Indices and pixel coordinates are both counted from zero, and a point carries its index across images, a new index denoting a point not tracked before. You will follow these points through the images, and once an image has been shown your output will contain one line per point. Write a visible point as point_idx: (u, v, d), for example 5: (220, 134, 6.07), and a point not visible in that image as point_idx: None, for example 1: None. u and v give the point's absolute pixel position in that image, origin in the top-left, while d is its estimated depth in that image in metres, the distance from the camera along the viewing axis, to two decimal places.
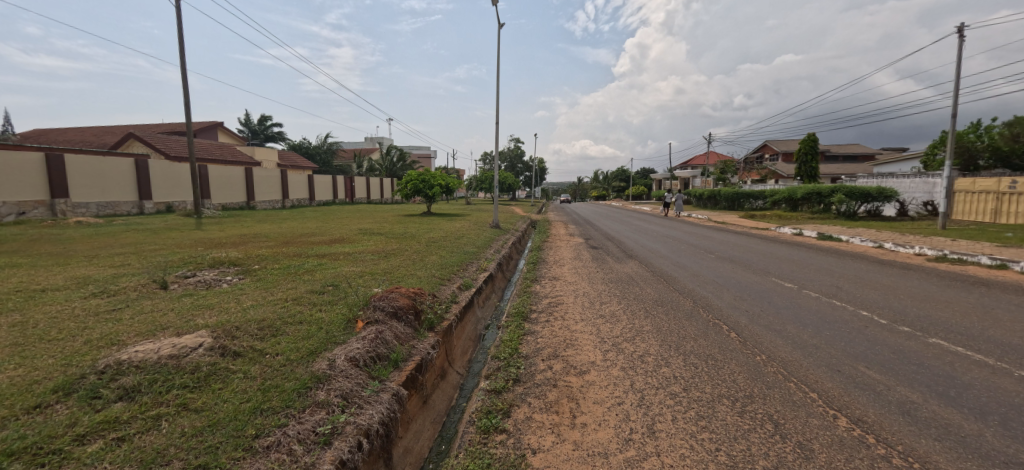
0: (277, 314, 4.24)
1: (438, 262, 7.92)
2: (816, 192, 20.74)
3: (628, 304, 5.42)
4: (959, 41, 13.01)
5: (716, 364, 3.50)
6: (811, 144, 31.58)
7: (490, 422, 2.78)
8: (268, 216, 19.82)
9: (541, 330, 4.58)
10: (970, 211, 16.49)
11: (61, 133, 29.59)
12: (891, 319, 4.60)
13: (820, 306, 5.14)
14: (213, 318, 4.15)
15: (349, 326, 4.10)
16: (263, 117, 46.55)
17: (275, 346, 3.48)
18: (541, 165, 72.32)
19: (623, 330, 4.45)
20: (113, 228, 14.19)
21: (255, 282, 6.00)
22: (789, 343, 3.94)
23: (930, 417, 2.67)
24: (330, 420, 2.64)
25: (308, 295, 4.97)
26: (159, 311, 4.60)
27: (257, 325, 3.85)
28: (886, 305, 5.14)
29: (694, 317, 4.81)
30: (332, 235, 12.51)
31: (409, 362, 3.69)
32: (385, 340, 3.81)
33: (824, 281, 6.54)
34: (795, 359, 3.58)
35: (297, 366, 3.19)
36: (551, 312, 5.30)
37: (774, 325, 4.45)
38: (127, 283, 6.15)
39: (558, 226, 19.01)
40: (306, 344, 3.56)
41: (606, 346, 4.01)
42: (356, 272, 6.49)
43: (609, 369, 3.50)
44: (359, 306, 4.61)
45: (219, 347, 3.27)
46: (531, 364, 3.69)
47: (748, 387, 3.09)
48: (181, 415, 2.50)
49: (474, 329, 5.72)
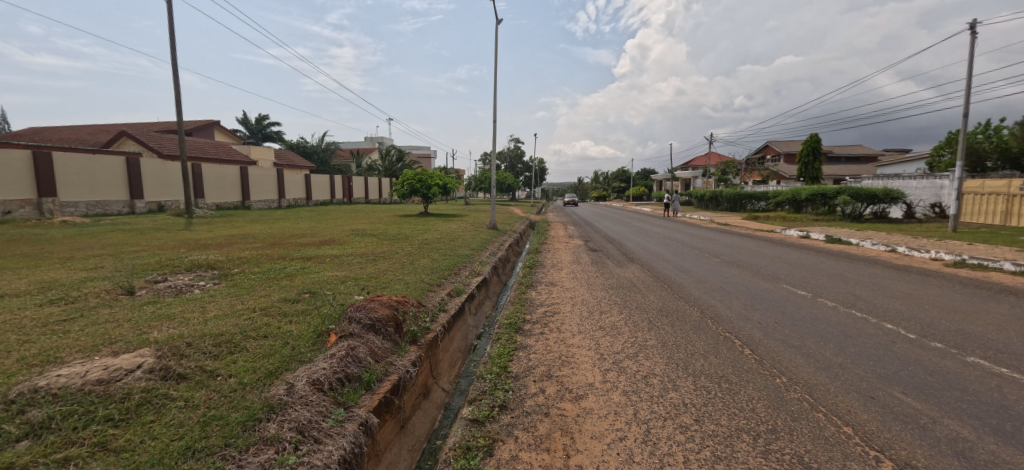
0: (240, 326, 3.80)
1: (429, 266, 7.50)
2: (821, 193, 20.30)
3: (630, 314, 5.00)
4: (972, 38, 12.62)
5: (731, 389, 3.08)
6: (814, 145, 31.16)
7: (468, 464, 2.35)
8: (261, 216, 19.36)
9: (535, 345, 4.14)
10: (979, 213, 16.10)
11: (54, 131, 29.14)
12: (920, 333, 4.17)
13: (838, 318, 4.71)
14: (169, 331, 3.73)
15: (320, 340, 3.67)
16: (260, 116, 46.08)
17: (229, 367, 3.06)
18: (541, 165, 72.24)
19: (625, 345, 4.03)
20: (98, 227, 13.75)
21: (229, 288, 5.56)
22: (811, 363, 3.51)
23: (989, 460, 2.25)
24: (278, 462, 2.20)
25: (279, 304, 4.54)
26: (113, 322, 4.16)
27: (213, 341, 3.41)
28: (909, 317, 4.72)
29: (702, 329, 4.40)
30: (324, 236, 12.09)
31: (384, 383, 3.26)
32: (358, 358, 3.36)
33: (839, 289, 6.10)
34: (822, 382, 3.16)
35: (249, 392, 2.77)
36: (546, 322, 4.87)
37: (793, 341, 4.02)
38: (92, 289, 5.71)
39: (557, 228, 18.56)
40: (265, 364, 3.13)
41: (606, 364, 3.59)
42: (339, 278, 6.06)
43: (609, 394, 3.08)
44: (335, 317, 4.17)
45: (161, 369, 2.84)
46: (521, 386, 3.26)
47: (769, 419, 2.67)
48: (94, 458, 2.07)
49: (463, 340, 5.31)
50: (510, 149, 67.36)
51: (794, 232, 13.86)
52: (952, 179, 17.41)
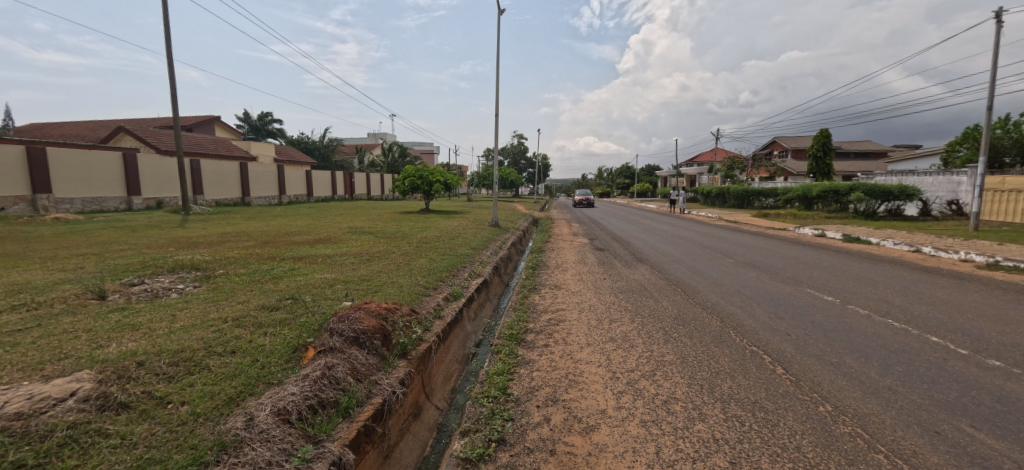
0: (204, 340, 3.37)
1: (425, 267, 7.06)
2: (834, 190, 19.68)
3: (643, 324, 4.53)
4: (998, 26, 12.00)
5: (768, 420, 2.62)
6: (825, 140, 30.41)
7: None
8: (259, 213, 19.02)
9: (539, 360, 3.70)
10: (1000, 211, 15.49)
11: (54, 128, 28.96)
12: (973, 349, 3.69)
13: (875, 329, 4.24)
14: (128, 345, 3.34)
15: (296, 356, 3.24)
16: (261, 112, 45.71)
17: (184, 392, 2.64)
18: (541, 162, 70.30)
19: (639, 361, 3.57)
20: (91, 225, 13.41)
21: (208, 292, 5.13)
22: (855, 386, 3.05)
23: None
24: None
25: (256, 313, 4.09)
26: (70, 333, 3.74)
27: (170, 360, 2.99)
28: (954, 328, 4.26)
29: (725, 342, 3.93)
30: (320, 234, 11.69)
31: (365, 408, 2.84)
32: (335, 379, 2.92)
33: (869, 294, 5.63)
34: (874, 412, 2.70)
35: (202, 425, 2.36)
36: (551, 332, 4.41)
37: (831, 358, 3.54)
38: (61, 293, 5.33)
39: (560, 225, 18.16)
40: (225, 388, 2.72)
41: (619, 386, 3.14)
42: (327, 281, 5.62)
43: (624, 425, 2.63)
44: (316, 328, 3.75)
45: (99, 397, 2.44)
46: (522, 414, 2.82)
47: (821, 462, 2.21)
48: None
49: (461, 349, 4.89)
50: (512, 145, 66.85)
51: (809, 230, 13.31)
52: (970, 175, 16.34)
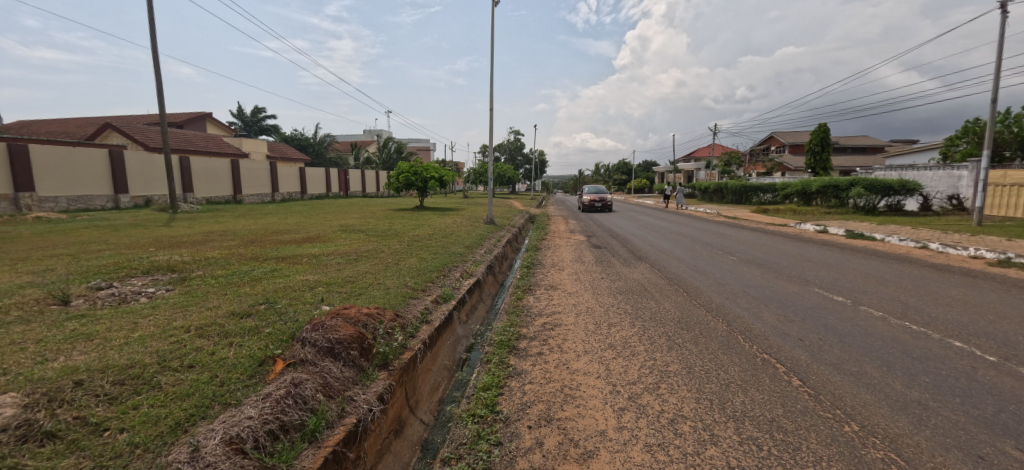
0: (160, 353, 3.04)
1: (415, 266, 6.74)
2: (833, 185, 19.40)
3: (645, 328, 4.24)
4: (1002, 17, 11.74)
5: (789, 442, 2.32)
6: (824, 135, 30.16)
7: None
8: (250, 211, 18.61)
9: (532, 371, 3.39)
10: (1003, 205, 15.30)
11: (41, 125, 28.29)
12: (1002, 356, 3.40)
13: (895, 333, 3.94)
14: (75, 359, 2.99)
15: (261, 370, 2.92)
16: (254, 109, 45.07)
17: (126, 417, 2.31)
18: (541, 158, 70.15)
19: (642, 372, 3.26)
20: (73, 224, 12.94)
21: (177, 297, 4.77)
22: (882, 400, 2.76)
23: None
24: None
25: (223, 321, 3.75)
26: (17, 345, 3.40)
27: (115, 378, 2.66)
28: (976, 332, 3.97)
29: (734, 349, 3.64)
30: (309, 232, 11.35)
31: (336, 430, 2.52)
32: (301, 398, 2.58)
33: (880, 294, 5.34)
34: (906, 433, 2.40)
35: (138, 458, 2.03)
36: (545, 339, 4.10)
37: (850, 367, 3.25)
38: (21, 298, 4.95)
39: (557, 222, 17.81)
40: (174, 411, 2.39)
41: (621, 402, 2.83)
42: (308, 283, 5.29)
43: (627, 450, 2.32)
44: (287, 338, 3.42)
45: (22, 425, 2.12)
46: (512, 437, 2.51)
47: None
48: None
49: (450, 355, 4.56)
50: (511, 141, 66.67)
51: (810, 226, 13.07)
52: (971, 169, 16.20)
